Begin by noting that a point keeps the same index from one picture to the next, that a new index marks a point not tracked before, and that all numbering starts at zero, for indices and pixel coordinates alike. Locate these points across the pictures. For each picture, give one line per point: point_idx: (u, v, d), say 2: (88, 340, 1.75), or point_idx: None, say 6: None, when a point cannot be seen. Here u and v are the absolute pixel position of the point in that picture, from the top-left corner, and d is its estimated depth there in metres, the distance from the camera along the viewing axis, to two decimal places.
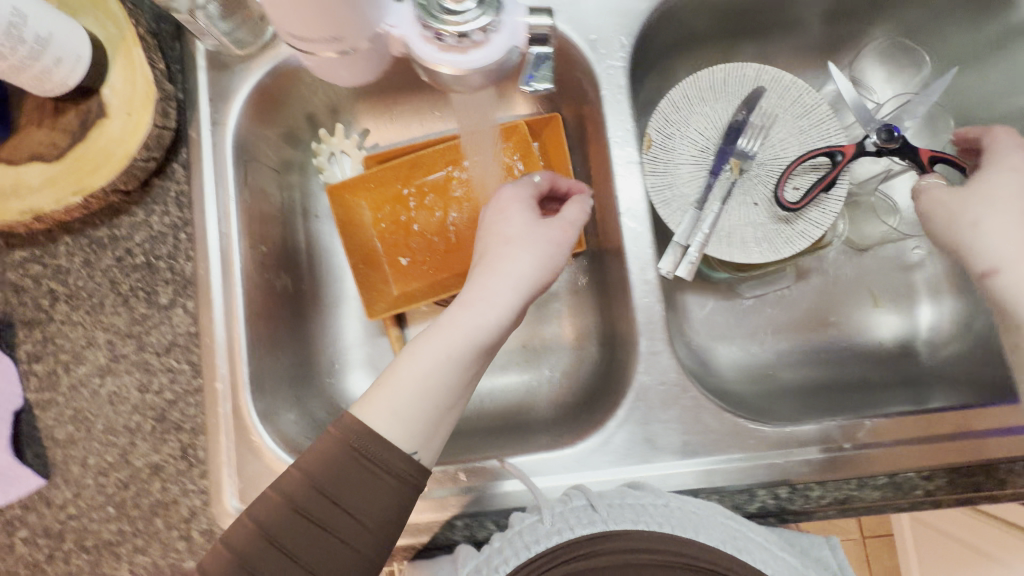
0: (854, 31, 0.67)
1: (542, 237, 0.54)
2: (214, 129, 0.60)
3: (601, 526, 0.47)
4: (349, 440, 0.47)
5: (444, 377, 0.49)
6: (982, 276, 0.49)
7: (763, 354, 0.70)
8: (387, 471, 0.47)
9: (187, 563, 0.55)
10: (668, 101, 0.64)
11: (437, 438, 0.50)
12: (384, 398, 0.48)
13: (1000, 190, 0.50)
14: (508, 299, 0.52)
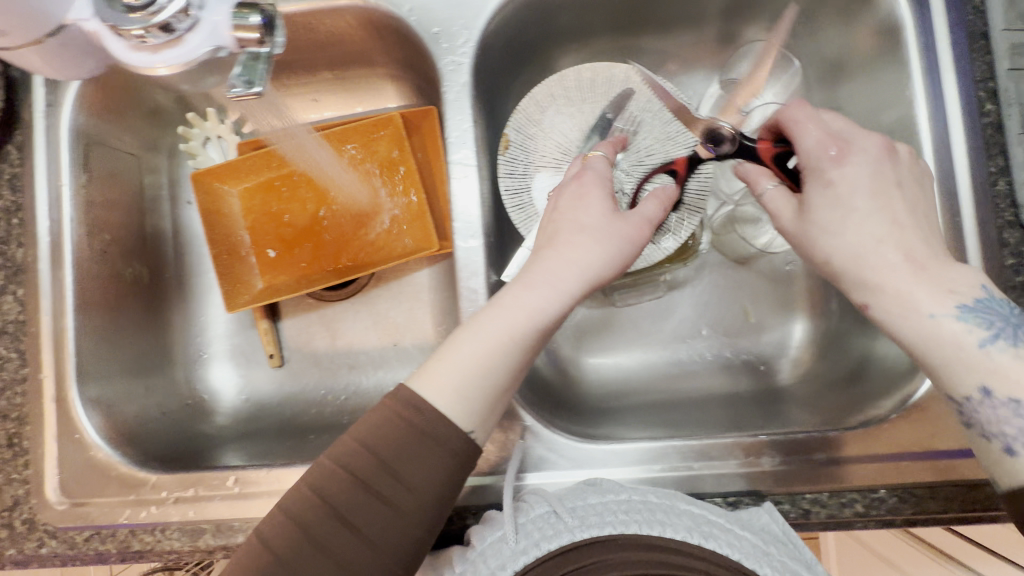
0: (734, 36, 0.65)
1: (634, 228, 0.48)
2: (48, 111, 0.57)
3: (567, 536, 0.43)
4: (409, 415, 0.43)
5: (501, 361, 0.45)
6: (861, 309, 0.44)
7: (629, 364, 0.68)
8: (442, 447, 0.43)
9: (9, 552, 0.55)
10: (530, 98, 0.62)
11: (494, 416, 0.46)
12: (445, 372, 0.44)
13: (830, 213, 0.44)
14: (573, 288, 0.46)
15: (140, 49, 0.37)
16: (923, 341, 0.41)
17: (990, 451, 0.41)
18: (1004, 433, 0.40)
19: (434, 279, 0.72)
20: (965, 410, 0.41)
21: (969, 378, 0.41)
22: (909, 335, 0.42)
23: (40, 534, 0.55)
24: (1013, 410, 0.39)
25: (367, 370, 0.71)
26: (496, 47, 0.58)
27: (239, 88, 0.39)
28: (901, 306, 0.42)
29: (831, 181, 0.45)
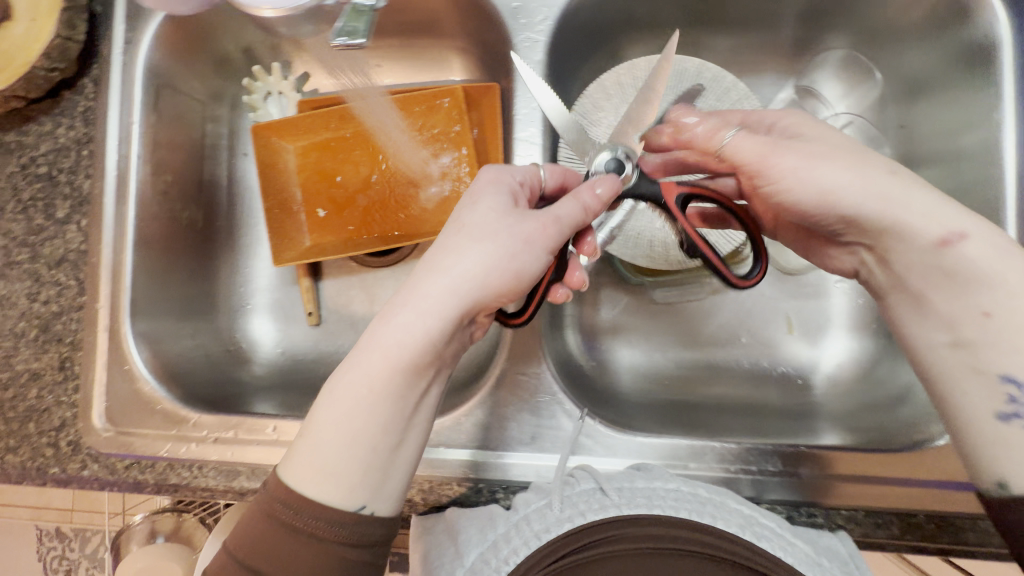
0: (813, 41, 0.63)
1: (540, 236, 0.45)
2: (125, 48, 0.58)
3: (614, 510, 0.44)
4: (284, 514, 0.39)
5: (371, 419, 0.40)
6: (942, 245, 0.41)
7: (665, 362, 0.68)
8: (339, 538, 0.39)
9: (53, 470, 0.57)
10: (599, 84, 0.61)
11: (391, 482, 0.41)
12: (305, 453, 0.40)
13: (841, 149, 0.45)
14: (445, 314, 0.42)
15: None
16: (1007, 288, 0.39)
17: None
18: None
19: None
20: (1017, 395, 0.38)
21: None
22: (994, 278, 0.39)
23: (84, 457, 0.57)
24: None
25: None
26: (571, 29, 0.58)
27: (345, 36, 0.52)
28: (993, 242, 0.40)
29: (829, 134, 0.47)
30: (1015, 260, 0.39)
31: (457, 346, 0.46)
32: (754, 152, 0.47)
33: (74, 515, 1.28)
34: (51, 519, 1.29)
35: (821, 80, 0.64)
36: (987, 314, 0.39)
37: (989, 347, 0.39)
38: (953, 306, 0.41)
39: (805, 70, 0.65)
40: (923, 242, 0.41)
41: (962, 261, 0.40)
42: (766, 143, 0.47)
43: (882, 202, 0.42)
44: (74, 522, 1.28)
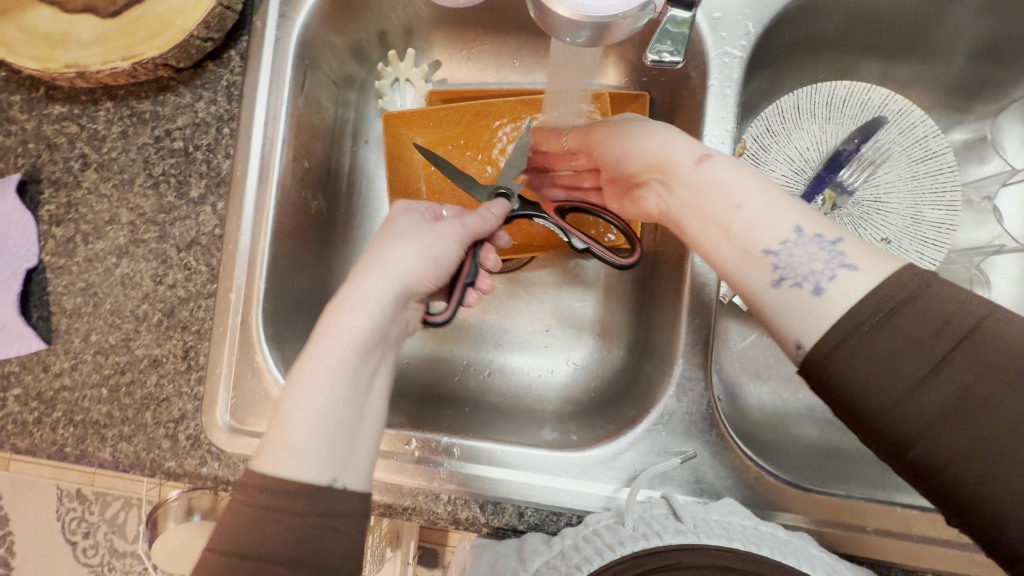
0: (1002, 81, 0.59)
1: (450, 231, 0.49)
2: (280, 23, 0.55)
3: (690, 536, 0.44)
4: (259, 502, 0.35)
5: (330, 395, 0.38)
6: (697, 161, 0.42)
7: (794, 404, 0.64)
8: (320, 514, 0.36)
9: (168, 463, 0.54)
10: (775, 106, 0.57)
11: (360, 456, 0.39)
12: (275, 439, 0.37)
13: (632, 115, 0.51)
14: (384, 295, 0.43)
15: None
16: (747, 183, 0.40)
17: (801, 299, 0.36)
18: (811, 272, 0.36)
19: (602, 272, 0.68)
20: (778, 263, 0.38)
21: (781, 220, 0.38)
22: (737, 181, 0.40)
23: (203, 453, 0.54)
24: (818, 244, 0.37)
25: (513, 350, 0.68)
26: (762, 47, 0.54)
27: (663, 57, 0.33)
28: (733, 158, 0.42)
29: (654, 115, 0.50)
30: (749, 171, 0.41)
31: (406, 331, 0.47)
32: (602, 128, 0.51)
33: (97, 478, 1.18)
34: (73, 480, 1.18)
35: (1007, 126, 0.60)
36: (739, 206, 0.39)
37: (750, 232, 0.39)
38: (712, 210, 0.40)
39: (986, 112, 0.61)
40: (683, 161, 0.43)
41: (712, 172, 0.41)
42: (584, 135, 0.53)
43: (659, 141, 0.45)
44: (96, 485, 1.18)
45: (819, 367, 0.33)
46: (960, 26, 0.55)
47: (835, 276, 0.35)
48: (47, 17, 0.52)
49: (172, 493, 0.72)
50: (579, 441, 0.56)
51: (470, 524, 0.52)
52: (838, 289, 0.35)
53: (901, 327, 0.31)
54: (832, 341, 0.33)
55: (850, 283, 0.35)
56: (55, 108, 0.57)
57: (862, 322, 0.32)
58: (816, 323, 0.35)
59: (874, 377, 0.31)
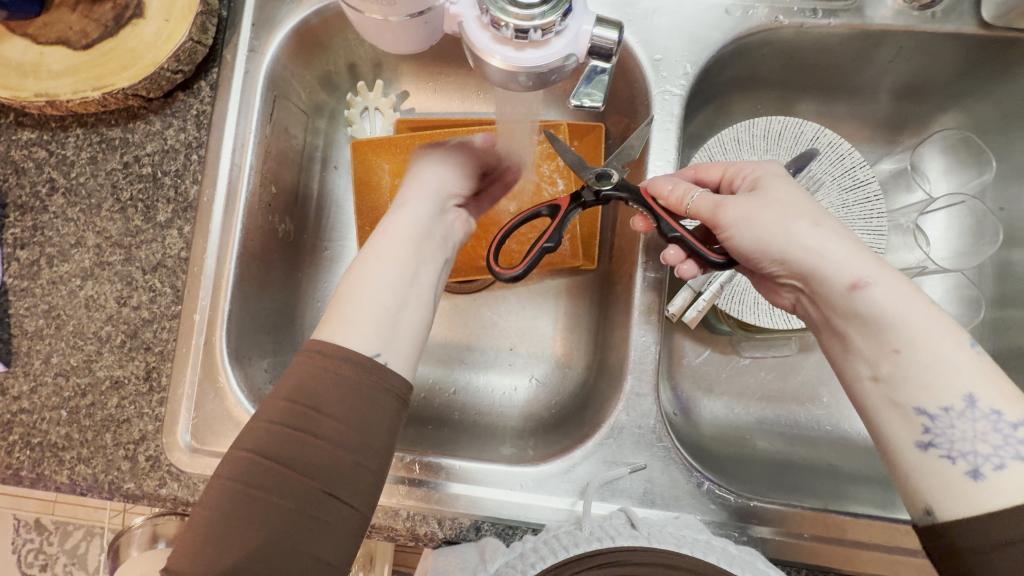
0: (920, 118, 0.65)
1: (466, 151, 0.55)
2: (250, 57, 0.58)
3: (643, 541, 0.45)
4: (321, 360, 0.39)
5: (380, 280, 0.44)
6: (851, 287, 0.40)
7: (745, 417, 0.67)
8: (365, 375, 0.39)
9: (126, 485, 0.54)
10: (717, 139, 0.62)
11: (403, 341, 0.42)
12: (336, 314, 0.42)
13: (769, 210, 0.45)
14: (426, 202, 0.50)
15: (472, 50, 0.31)
16: (917, 327, 0.38)
17: (953, 476, 0.36)
18: (974, 453, 0.36)
19: (565, 293, 0.70)
20: (932, 426, 0.37)
21: (956, 386, 0.37)
22: (904, 320, 0.38)
23: (163, 474, 0.54)
24: (992, 423, 0.36)
25: (479, 368, 0.69)
26: (702, 86, 0.59)
27: (584, 103, 0.34)
28: (898, 285, 0.39)
29: (792, 189, 0.47)
30: (919, 304, 0.39)
31: (457, 238, 0.52)
32: (708, 208, 0.48)
33: (57, 506, 1.13)
34: (31, 509, 1.14)
35: (928, 157, 0.65)
36: (898, 350, 0.38)
37: (906, 382, 0.38)
38: (868, 342, 0.40)
39: (909, 145, 0.67)
40: (835, 283, 0.41)
41: (874, 305, 0.39)
42: (714, 203, 0.48)
43: (806, 249, 0.43)
44: (56, 514, 1.13)
45: (953, 547, 0.34)
46: (879, 69, 0.61)
47: (1004, 466, 0.35)
48: (19, 48, 0.54)
49: (137, 520, 0.72)
50: (536, 455, 0.58)
51: (428, 540, 0.53)
52: (1003, 484, 0.35)
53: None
54: (991, 539, 0.33)
55: (1020, 481, 0.35)
56: (24, 134, 0.58)
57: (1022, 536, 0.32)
58: (957, 504, 0.35)
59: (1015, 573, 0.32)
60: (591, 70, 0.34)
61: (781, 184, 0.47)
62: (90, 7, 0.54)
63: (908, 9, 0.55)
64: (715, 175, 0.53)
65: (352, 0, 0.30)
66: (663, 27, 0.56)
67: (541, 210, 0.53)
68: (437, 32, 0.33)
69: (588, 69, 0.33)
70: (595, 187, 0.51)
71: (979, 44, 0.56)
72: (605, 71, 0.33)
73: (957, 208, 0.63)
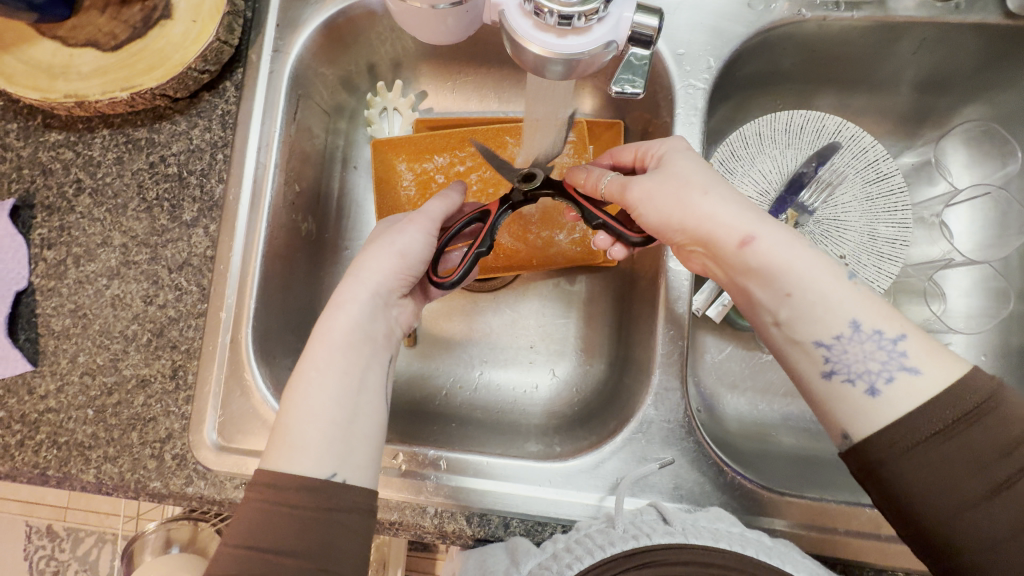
0: (943, 110, 0.65)
1: (411, 225, 0.51)
2: (274, 57, 0.59)
3: (681, 538, 0.44)
4: (270, 495, 0.38)
5: (324, 393, 0.42)
6: (741, 244, 0.43)
7: (770, 413, 0.66)
8: (324, 504, 0.39)
9: (153, 484, 0.53)
10: (739, 133, 0.62)
11: (359, 451, 0.42)
12: (280, 435, 0.41)
13: (664, 180, 0.46)
14: (362, 299, 0.47)
15: (513, 38, 0.31)
16: (801, 270, 0.41)
17: (853, 397, 0.39)
18: (867, 371, 0.38)
19: (585, 290, 0.70)
20: (830, 355, 0.40)
21: (840, 315, 0.40)
22: (789, 267, 0.41)
23: (189, 472, 0.54)
24: (877, 341, 0.39)
25: (499, 366, 0.69)
26: (724, 80, 0.59)
27: (626, 90, 0.34)
28: (778, 234, 0.42)
29: (690, 159, 0.48)
30: (797, 248, 0.41)
31: (400, 329, 0.51)
32: (618, 190, 0.50)
33: (69, 512, 1.12)
34: (43, 516, 1.13)
35: (950, 149, 0.65)
36: (789, 294, 0.41)
37: (802, 322, 0.41)
38: (765, 292, 0.42)
39: (931, 138, 0.66)
40: (727, 241, 0.43)
41: (760, 257, 0.42)
42: (619, 185, 0.49)
43: (701, 215, 0.44)
44: (68, 520, 1.12)
45: (872, 465, 0.37)
46: (901, 62, 0.61)
47: (893, 378, 0.38)
48: (48, 50, 0.54)
49: (150, 525, 0.72)
50: (562, 452, 0.57)
51: (456, 538, 0.52)
52: (897, 394, 0.37)
53: (965, 445, 0.34)
54: (897, 444, 0.36)
55: (909, 390, 0.37)
56: (51, 136, 0.59)
57: (921, 440, 0.35)
58: (864, 422, 0.38)
59: (931, 486, 0.35)
60: (629, 58, 0.34)
61: (679, 157, 0.48)
62: (119, 9, 0.55)
63: (932, 1, 0.55)
64: (629, 157, 0.53)
65: None
66: (686, 22, 0.56)
67: (473, 216, 0.54)
68: (476, 21, 0.33)
69: (626, 56, 0.34)
70: (523, 186, 0.53)
71: (1004, 35, 0.55)
72: (645, 58, 0.33)
73: (980, 200, 0.63)
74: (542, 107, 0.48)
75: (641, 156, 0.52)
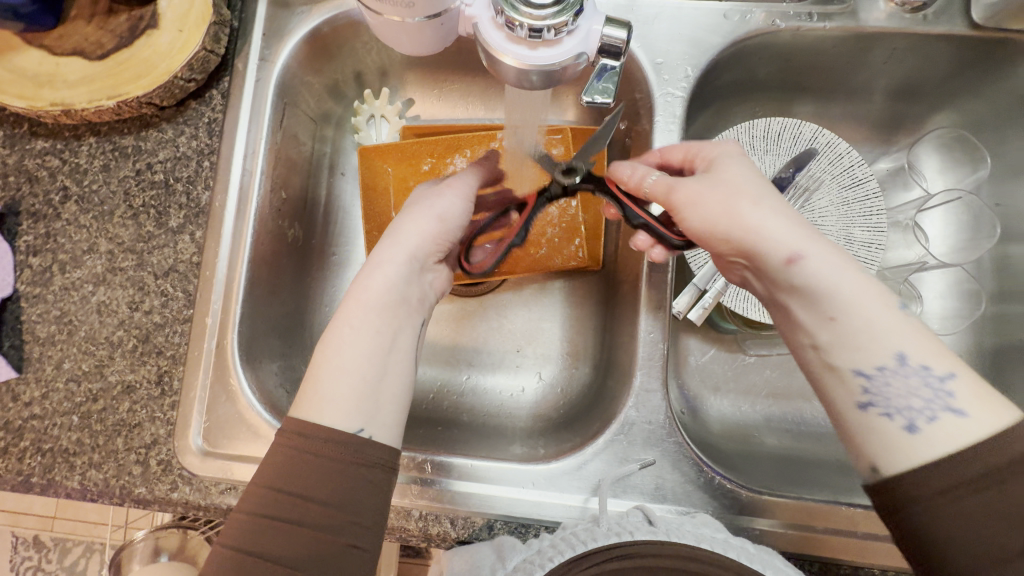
0: (916, 117, 0.67)
1: (450, 189, 0.52)
2: (261, 65, 0.60)
3: (663, 536, 0.45)
4: (299, 443, 0.39)
5: (357, 351, 0.43)
6: (788, 263, 0.42)
7: (753, 415, 0.67)
8: (351, 458, 0.39)
9: (138, 490, 0.53)
10: (718, 140, 0.63)
11: (387, 411, 0.43)
12: (311, 387, 0.42)
13: (712, 191, 0.46)
14: (400, 261, 0.48)
15: (487, 50, 0.32)
16: (853, 295, 0.40)
17: (890, 431, 0.38)
18: (908, 407, 0.38)
19: (570, 294, 0.71)
20: (870, 386, 0.40)
21: (887, 345, 0.39)
22: (837, 290, 0.41)
23: (174, 478, 0.54)
24: (923, 377, 0.39)
25: (487, 370, 0.70)
26: (702, 88, 0.60)
27: (596, 99, 0.35)
28: (828, 258, 0.42)
29: (744, 169, 0.48)
30: (848, 273, 0.41)
31: (432, 297, 0.52)
32: (663, 191, 0.49)
33: (55, 522, 1.11)
34: (29, 526, 1.12)
35: (924, 155, 0.66)
36: (834, 319, 0.40)
37: (844, 347, 0.40)
38: (808, 312, 0.42)
39: (905, 144, 0.68)
40: (772, 259, 0.43)
41: (809, 277, 0.42)
42: (664, 187, 0.48)
43: (747, 228, 0.44)
44: (55, 531, 1.11)
45: (898, 500, 0.36)
46: (874, 71, 0.63)
47: (936, 418, 0.38)
48: (34, 59, 0.55)
49: (139, 533, 0.71)
50: (547, 454, 0.58)
51: (441, 540, 0.53)
52: (937, 434, 0.37)
53: (1001, 496, 0.33)
54: (930, 486, 0.35)
55: (951, 430, 0.37)
56: (38, 143, 0.59)
57: (961, 481, 0.34)
58: (898, 457, 0.37)
59: (959, 533, 0.33)
60: (601, 69, 0.35)
61: (732, 168, 0.48)
62: (106, 19, 0.56)
63: (900, 12, 0.57)
64: (677, 157, 0.53)
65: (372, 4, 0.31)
66: (664, 32, 0.58)
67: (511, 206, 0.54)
68: (452, 33, 0.34)
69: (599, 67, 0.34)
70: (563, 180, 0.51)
71: (971, 45, 0.57)
72: (615, 69, 0.34)
73: (953, 204, 0.64)
74: (520, 114, 0.49)
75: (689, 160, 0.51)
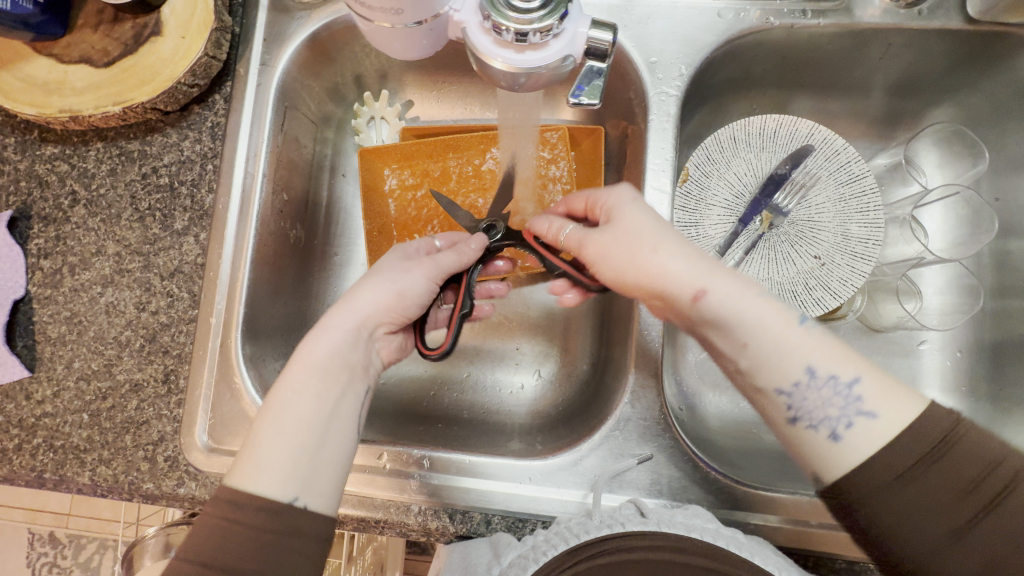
0: (914, 112, 0.66)
1: (418, 266, 0.52)
2: (261, 70, 0.61)
3: (652, 526, 0.46)
4: (229, 513, 0.38)
5: (296, 417, 0.41)
6: (693, 299, 0.42)
7: (751, 411, 0.67)
8: (282, 528, 0.38)
9: (146, 485, 0.55)
10: (714, 138, 0.64)
11: (324, 477, 0.41)
12: (247, 457, 0.40)
13: (614, 237, 0.47)
14: (346, 328, 0.47)
15: (476, 53, 0.33)
16: (754, 321, 0.41)
17: (818, 444, 0.39)
18: (827, 417, 0.39)
19: None
20: (792, 403, 0.40)
21: (794, 363, 0.40)
22: (741, 320, 0.41)
23: (180, 474, 0.55)
24: (834, 387, 0.39)
25: (488, 368, 0.71)
26: (697, 86, 0.61)
27: (582, 101, 0.36)
28: (727, 285, 0.42)
29: (640, 210, 0.47)
30: (748, 298, 0.41)
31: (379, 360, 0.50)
32: (576, 242, 0.50)
33: (70, 519, 1.14)
34: (45, 523, 1.14)
35: (922, 150, 0.66)
36: (745, 345, 0.41)
37: (761, 371, 0.41)
38: (723, 345, 0.42)
39: (904, 140, 0.68)
40: (680, 297, 0.43)
41: (713, 313, 0.42)
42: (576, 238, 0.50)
43: (650, 272, 0.44)
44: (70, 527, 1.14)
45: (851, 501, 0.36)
46: (871, 66, 0.63)
47: (853, 424, 0.38)
48: (43, 67, 0.56)
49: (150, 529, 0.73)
50: (545, 450, 0.59)
51: (440, 535, 0.54)
52: (856, 440, 0.37)
53: (942, 474, 0.34)
54: (871, 484, 0.36)
55: (869, 434, 0.37)
56: (47, 149, 0.61)
57: (904, 468, 0.35)
58: (829, 466, 0.38)
59: (909, 522, 0.34)
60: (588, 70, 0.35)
61: (628, 207, 0.48)
62: (111, 26, 0.57)
63: (895, 8, 0.57)
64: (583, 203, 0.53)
65: (363, 11, 0.32)
66: (658, 31, 0.58)
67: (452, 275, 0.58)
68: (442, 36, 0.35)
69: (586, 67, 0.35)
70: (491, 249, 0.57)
71: (968, 39, 0.57)
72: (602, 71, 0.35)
73: (952, 199, 0.64)
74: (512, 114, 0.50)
75: (593, 202, 0.51)
